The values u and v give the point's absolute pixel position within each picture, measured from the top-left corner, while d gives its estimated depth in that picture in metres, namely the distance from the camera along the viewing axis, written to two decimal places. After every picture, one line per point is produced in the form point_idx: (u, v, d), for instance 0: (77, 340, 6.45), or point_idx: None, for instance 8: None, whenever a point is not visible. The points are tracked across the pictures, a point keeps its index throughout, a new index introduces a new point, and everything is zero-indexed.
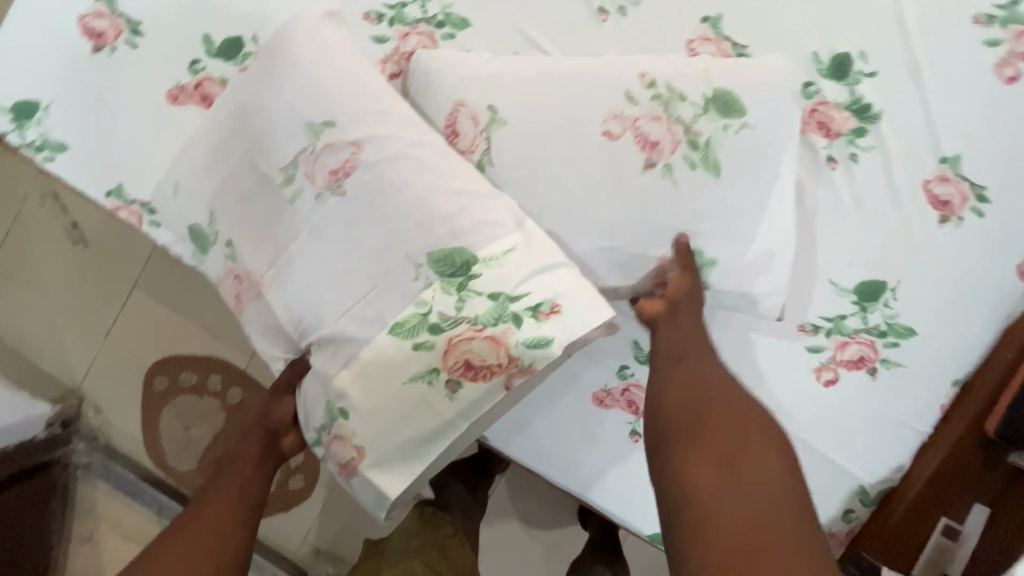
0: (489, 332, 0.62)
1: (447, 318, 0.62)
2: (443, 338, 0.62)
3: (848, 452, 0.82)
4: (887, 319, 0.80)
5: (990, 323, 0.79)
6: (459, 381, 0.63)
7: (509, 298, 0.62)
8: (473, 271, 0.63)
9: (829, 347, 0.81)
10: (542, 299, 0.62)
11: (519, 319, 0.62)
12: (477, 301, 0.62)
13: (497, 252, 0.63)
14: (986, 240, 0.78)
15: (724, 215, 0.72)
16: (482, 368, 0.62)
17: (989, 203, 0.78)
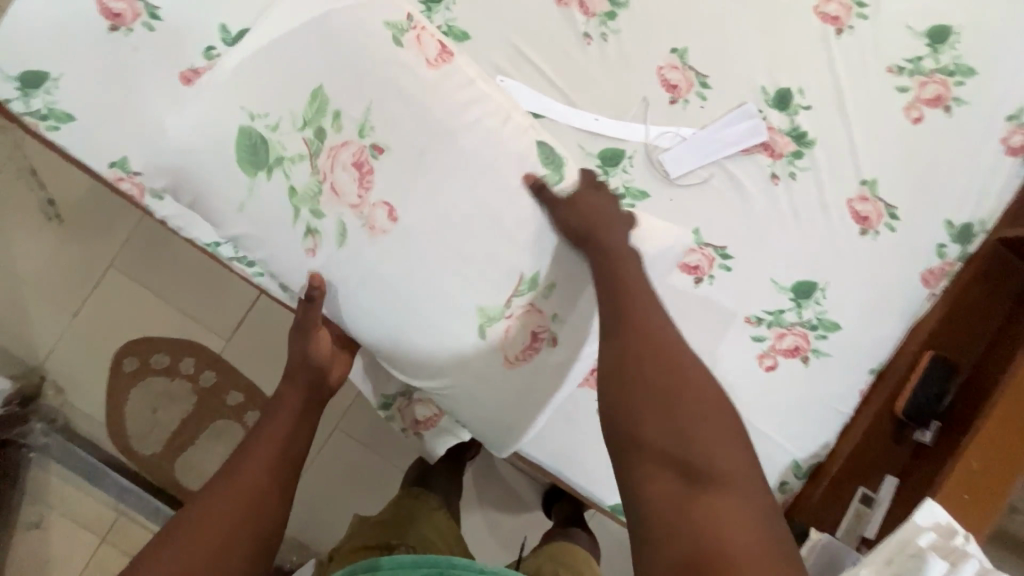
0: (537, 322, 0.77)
1: (505, 307, 0.76)
2: (502, 324, 0.76)
3: (786, 431, 0.94)
4: (818, 314, 0.93)
5: (900, 321, 0.94)
6: (516, 358, 0.78)
7: (548, 295, 0.76)
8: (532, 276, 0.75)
9: (770, 337, 0.93)
10: (554, 284, 0.76)
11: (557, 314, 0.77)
12: (522, 297, 0.76)
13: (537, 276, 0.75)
14: (898, 249, 0.93)
15: (691, 141, 0.92)
16: (529, 347, 0.78)
17: (899, 220, 0.93)
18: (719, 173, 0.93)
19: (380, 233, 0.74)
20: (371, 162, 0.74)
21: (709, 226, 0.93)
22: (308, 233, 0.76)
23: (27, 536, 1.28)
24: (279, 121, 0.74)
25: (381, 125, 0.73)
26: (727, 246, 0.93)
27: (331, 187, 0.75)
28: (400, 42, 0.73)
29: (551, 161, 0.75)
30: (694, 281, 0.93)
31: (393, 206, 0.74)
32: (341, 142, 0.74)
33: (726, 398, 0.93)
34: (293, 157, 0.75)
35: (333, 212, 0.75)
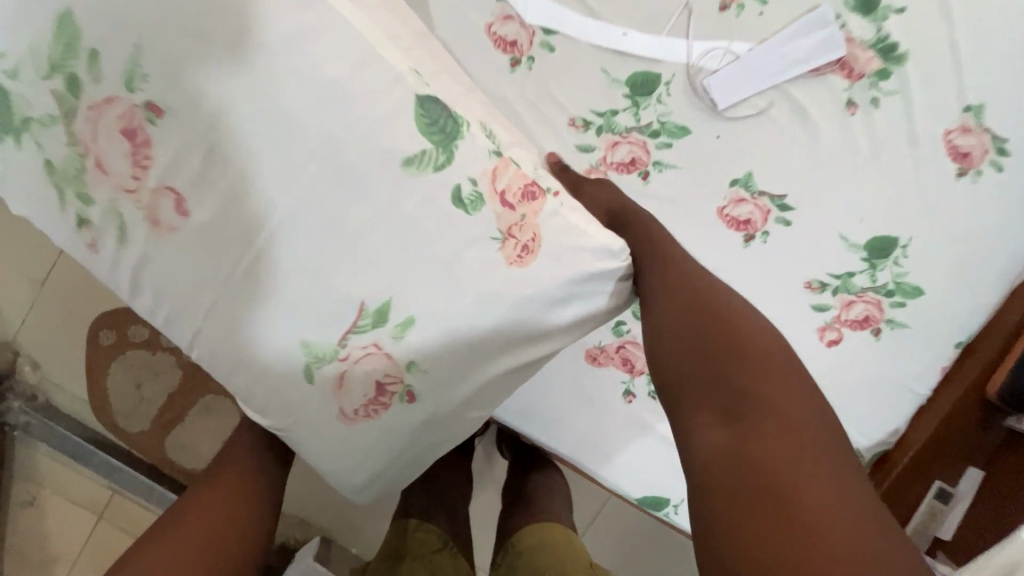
0: (386, 372, 0.49)
1: (340, 346, 0.49)
2: (334, 370, 0.50)
3: (847, 416, 0.79)
4: (896, 278, 0.76)
5: (1001, 283, 0.76)
6: (359, 413, 0.51)
7: (399, 331, 0.48)
8: (383, 305, 0.48)
9: (835, 307, 0.77)
10: (412, 320, 0.48)
11: (414, 363, 0.49)
12: (364, 334, 0.49)
13: (386, 310, 0.48)
14: (1004, 194, 0.74)
15: (746, 60, 0.73)
16: (373, 402, 0.51)
17: (1010, 157, 0.73)
18: (779, 101, 0.74)
19: (167, 233, 0.49)
20: (149, 130, 0.47)
21: (765, 170, 0.74)
22: (80, 224, 0.51)
23: (21, 514, 1.23)
24: (20, 66, 0.47)
25: (158, 73, 0.45)
26: (787, 194, 0.75)
27: (96, 163, 0.49)
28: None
29: (437, 129, 0.45)
30: (743, 239, 0.76)
31: (183, 195, 0.48)
32: (102, 97, 0.47)
33: None
34: (43, 119, 0.48)
35: (104, 199, 0.50)
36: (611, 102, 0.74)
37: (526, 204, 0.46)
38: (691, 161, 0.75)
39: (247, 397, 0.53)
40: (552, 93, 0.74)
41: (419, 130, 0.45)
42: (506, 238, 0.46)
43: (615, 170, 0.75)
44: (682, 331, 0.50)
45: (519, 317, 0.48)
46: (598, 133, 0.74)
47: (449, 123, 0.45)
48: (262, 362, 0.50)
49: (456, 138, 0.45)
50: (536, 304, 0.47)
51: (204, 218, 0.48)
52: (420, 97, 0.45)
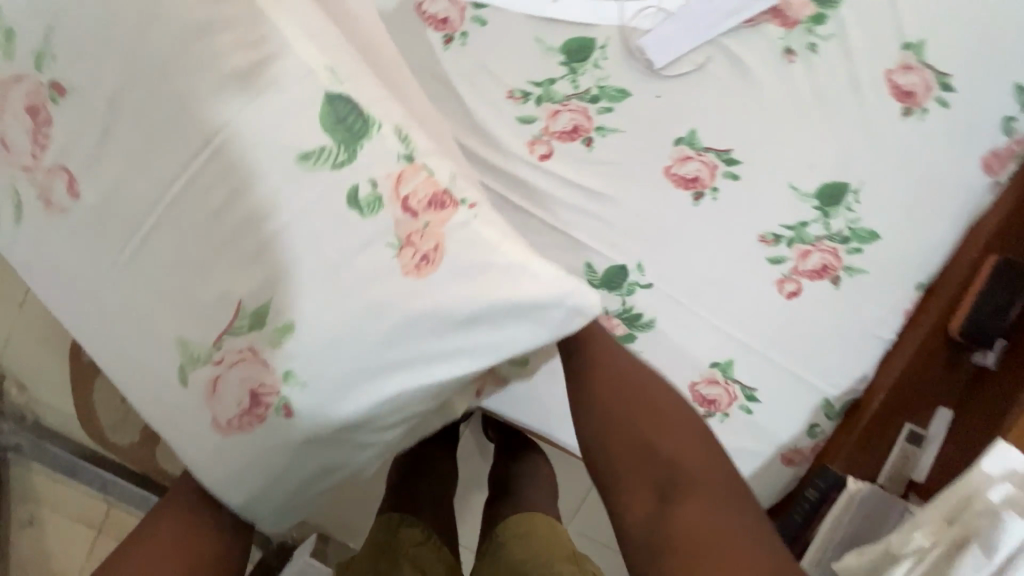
0: (262, 380, 0.47)
1: (215, 345, 0.47)
2: (209, 370, 0.48)
3: (813, 367, 0.79)
4: (851, 224, 0.75)
5: (955, 221, 0.76)
6: (235, 420, 0.48)
7: (271, 335, 0.46)
8: (261, 305, 0.46)
9: (791, 258, 0.76)
10: (290, 325, 0.45)
11: (289, 370, 0.46)
12: (240, 336, 0.47)
13: (262, 314, 0.46)
14: (951, 131, 0.74)
15: (679, 17, 0.72)
16: (246, 410, 0.48)
17: (953, 92, 0.73)
18: (717, 56, 0.73)
19: (57, 213, 0.51)
20: (50, 109, 0.49)
21: (709, 126, 0.74)
22: None
23: (24, 533, 1.24)
24: None
25: (64, 59, 0.48)
26: (732, 149, 0.74)
27: (3, 141, 0.52)
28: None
29: (344, 127, 0.45)
30: (693, 197, 0.75)
31: (76, 176, 0.50)
32: (13, 76, 0.50)
33: (738, 335, 0.78)
34: None
35: (9, 175, 0.52)
36: (548, 71, 0.74)
37: (431, 212, 0.46)
38: (634, 124, 0.74)
39: (134, 384, 0.52)
40: (487, 66, 0.74)
41: (325, 128, 0.44)
42: (403, 245, 0.45)
43: (558, 138, 0.74)
44: (618, 426, 0.55)
45: (405, 335, 0.45)
46: (538, 103, 0.74)
47: (359, 122, 0.45)
48: (153, 343, 0.50)
49: (364, 139, 0.45)
50: (437, 323, 0.45)
51: (91, 199, 0.49)
52: (330, 95, 0.44)
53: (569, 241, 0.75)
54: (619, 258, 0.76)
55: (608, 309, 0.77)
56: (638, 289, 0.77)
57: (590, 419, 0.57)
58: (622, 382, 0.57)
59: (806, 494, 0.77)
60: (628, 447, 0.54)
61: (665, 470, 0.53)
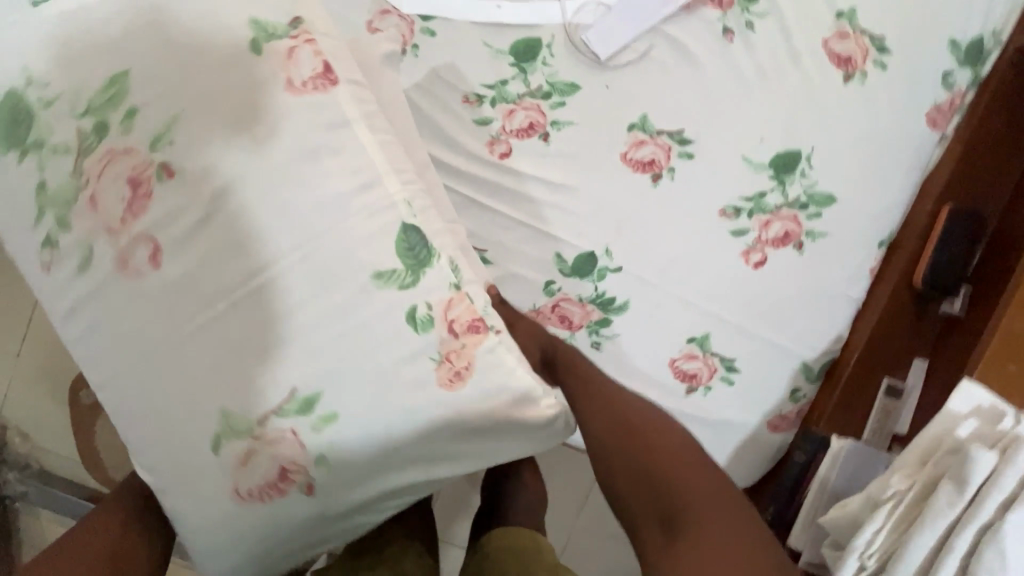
0: (301, 471, 0.52)
1: (255, 428, 0.51)
2: (247, 443, 0.51)
3: (788, 333, 0.80)
4: (807, 190, 0.78)
5: (908, 176, 0.78)
6: (260, 494, 0.52)
7: (314, 428, 0.50)
8: (310, 396, 0.50)
9: (754, 229, 0.78)
10: (334, 417, 0.50)
11: (325, 459, 0.51)
12: (285, 419, 0.50)
13: (301, 411, 0.50)
14: (892, 91, 0.76)
15: (619, 9, 0.76)
16: (268, 486, 0.52)
17: (889, 54, 0.76)
18: (659, 42, 0.76)
19: (134, 277, 0.51)
20: (153, 185, 0.50)
21: (659, 109, 0.77)
22: (46, 244, 0.53)
23: None
24: (59, 98, 0.50)
25: (184, 143, 0.49)
26: (684, 129, 0.77)
27: (89, 197, 0.51)
28: (263, 49, 0.49)
29: (412, 255, 0.50)
30: (652, 179, 0.78)
31: (162, 249, 0.50)
32: (124, 147, 0.50)
33: (711, 308, 0.80)
34: (58, 148, 0.51)
35: (84, 230, 0.51)
36: (500, 73, 0.77)
37: (469, 336, 0.50)
38: (587, 114, 0.77)
39: (165, 448, 0.53)
40: (442, 74, 0.77)
41: (397, 254, 0.50)
42: (443, 360, 0.50)
43: (515, 136, 0.77)
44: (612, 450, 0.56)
45: (414, 434, 0.51)
46: (493, 105, 0.77)
47: (423, 252, 0.50)
48: (201, 399, 0.51)
49: (427, 266, 0.50)
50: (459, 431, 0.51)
51: (171, 275, 0.50)
52: (402, 224, 0.50)
53: (537, 235, 0.78)
54: (586, 245, 0.78)
55: (581, 296, 0.79)
56: (608, 273, 0.79)
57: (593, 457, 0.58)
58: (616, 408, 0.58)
59: (794, 458, 0.79)
60: (624, 470, 0.55)
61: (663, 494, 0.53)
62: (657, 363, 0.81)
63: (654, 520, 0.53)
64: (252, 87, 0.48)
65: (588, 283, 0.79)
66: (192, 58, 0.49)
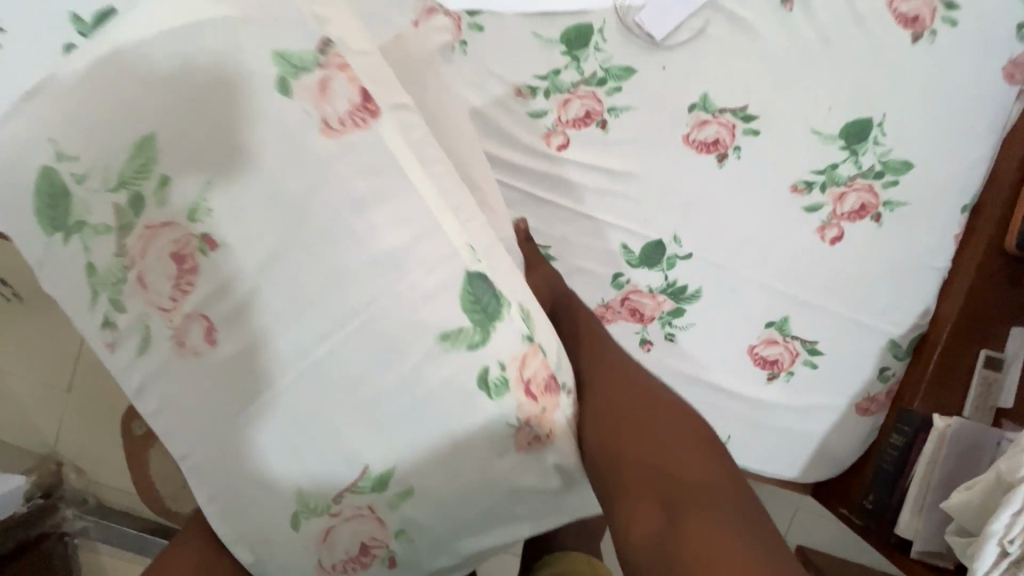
0: (377, 542, 0.50)
1: (328, 506, 0.48)
2: (321, 523, 0.49)
3: (871, 309, 0.77)
4: (881, 158, 0.74)
5: (988, 135, 0.74)
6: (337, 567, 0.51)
7: (394, 500, 0.49)
8: (385, 475, 0.47)
9: (828, 203, 0.75)
10: (411, 493, 0.48)
11: (405, 533, 0.50)
12: (360, 496, 0.48)
13: (373, 487, 0.48)
14: (965, 47, 0.73)
15: None
16: (349, 559, 0.51)
17: (959, 9, 0.72)
18: (715, 17, 0.73)
19: (194, 357, 0.47)
20: (198, 259, 0.45)
21: (719, 86, 0.74)
22: (104, 326, 0.47)
23: None
24: (90, 170, 0.44)
25: (230, 210, 0.44)
26: (747, 105, 0.74)
27: (139, 276, 0.46)
28: (293, 87, 0.43)
29: (480, 308, 0.45)
30: (716, 159, 0.75)
31: (218, 327, 0.46)
32: (162, 220, 0.44)
33: (789, 290, 0.76)
34: (98, 226, 0.45)
35: (136, 311, 0.47)
36: (551, 63, 0.74)
37: (546, 396, 0.49)
38: (645, 97, 0.74)
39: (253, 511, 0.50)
40: (491, 69, 0.75)
41: (463, 309, 0.45)
42: (524, 426, 0.48)
43: (572, 126, 0.75)
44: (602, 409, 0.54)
45: (491, 495, 0.50)
46: (547, 96, 0.75)
47: (491, 303, 0.46)
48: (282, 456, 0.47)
49: (497, 319, 0.46)
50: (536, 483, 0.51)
51: (227, 356, 0.46)
52: (467, 272, 0.45)
53: (601, 226, 0.75)
54: (653, 233, 0.75)
55: (651, 287, 0.76)
56: (677, 261, 0.76)
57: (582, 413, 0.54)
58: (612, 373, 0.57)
59: (891, 441, 0.76)
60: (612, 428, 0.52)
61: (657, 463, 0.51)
62: (735, 350, 0.78)
63: (647, 485, 0.50)
64: (291, 137, 0.43)
65: (657, 274, 0.76)
66: (222, 111, 0.43)
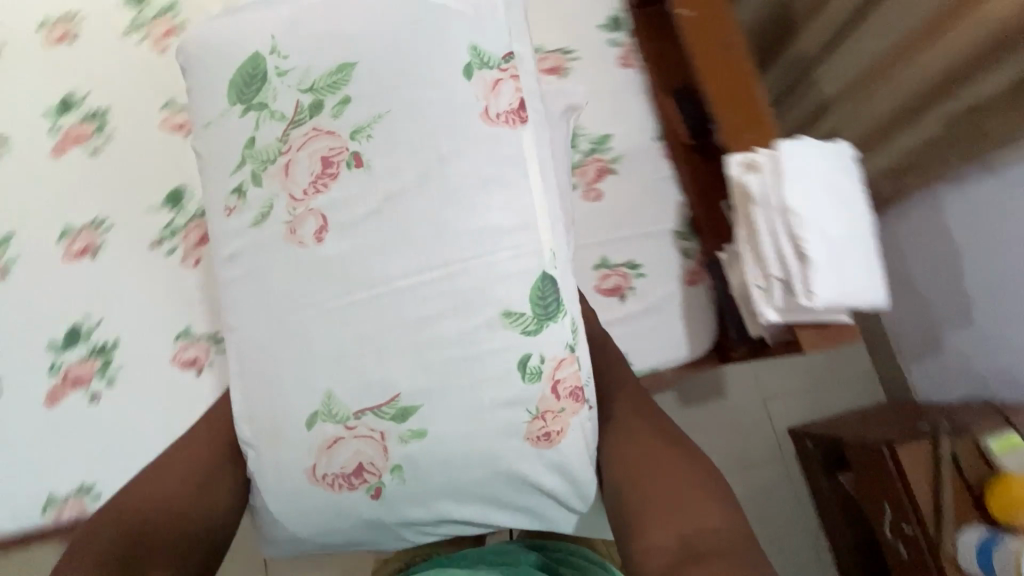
0: (375, 472, 0.73)
1: (351, 418, 0.71)
2: (342, 430, 0.72)
3: (649, 221, 1.09)
4: (590, 139, 1.12)
5: (637, 97, 1.15)
6: (333, 481, 0.73)
7: (399, 436, 0.71)
8: (411, 407, 0.71)
9: (579, 179, 1.11)
10: (422, 434, 0.71)
11: (398, 468, 0.72)
12: (381, 421, 0.71)
13: (389, 416, 0.71)
14: (592, 65, 1.17)
15: None
16: (347, 477, 0.73)
17: (578, 50, 1.17)
18: None
19: (296, 241, 0.75)
20: (341, 167, 0.74)
21: None
22: (236, 192, 0.78)
23: None
24: (297, 79, 0.76)
25: (378, 136, 0.73)
26: None
27: (285, 165, 0.75)
28: (473, 73, 0.74)
29: (542, 304, 0.71)
30: None
31: (328, 229, 0.74)
32: (330, 128, 0.74)
33: (593, 239, 1.08)
34: (275, 114, 0.76)
35: (273, 189, 0.76)
36: None
37: (567, 400, 0.73)
38: None
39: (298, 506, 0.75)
40: None
41: (531, 298, 0.71)
42: (537, 416, 0.72)
43: None
44: (624, 451, 0.79)
45: (463, 477, 0.73)
46: None
47: (552, 306, 0.72)
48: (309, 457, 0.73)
49: (550, 318, 0.72)
50: (476, 427, 0.71)
51: (324, 251, 0.74)
52: (542, 272, 0.72)
53: None
54: None
55: None
56: None
57: (611, 456, 0.80)
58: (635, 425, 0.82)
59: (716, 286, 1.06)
60: (629, 464, 0.78)
61: (659, 487, 0.74)
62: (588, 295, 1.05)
63: (652, 504, 0.73)
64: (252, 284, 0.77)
65: None
66: (410, 52, 0.74)
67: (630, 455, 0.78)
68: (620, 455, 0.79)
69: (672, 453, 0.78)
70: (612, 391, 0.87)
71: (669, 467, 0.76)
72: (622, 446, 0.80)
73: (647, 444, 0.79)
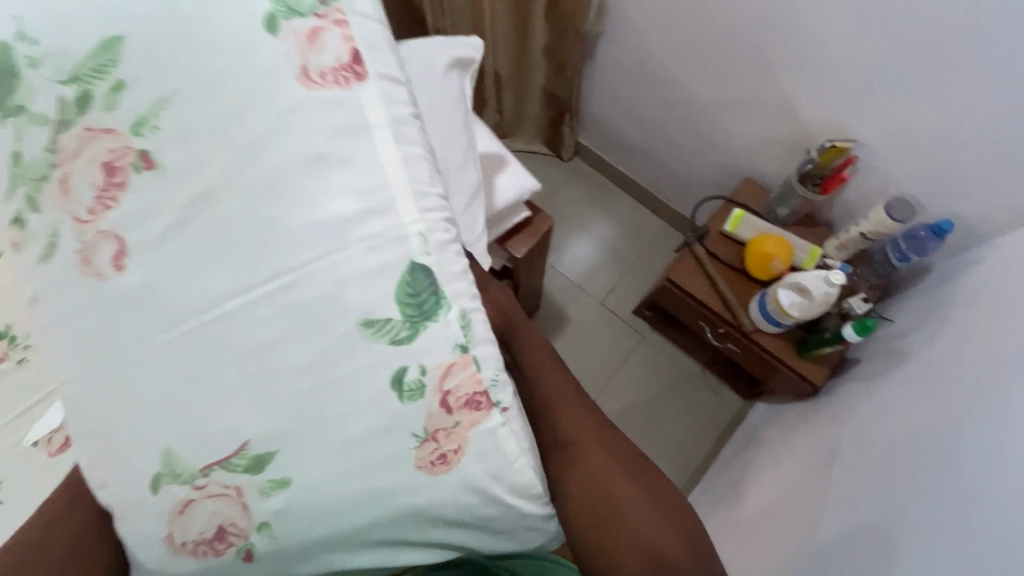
0: (242, 531, 0.63)
1: (204, 473, 0.62)
2: (194, 489, 0.62)
3: None
4: None
5: None
6: (196, 546, 0.64)
7: (258, 479, 0.62)
8: (269, 453, 0.62)
9: None
10: (287, 479, 0.62)
11: (265, 521, 0.63)
12: (234, 474, 0.62)
13: (243, 465, 0.62)
14: None
15: None
16: (213, 538, 0.63)
17: None
18: None
19: (92, 271, 0.64)
20: (127, 172, 0.63)
21: None
22: (18, 219, 0.67)
23: None
24: (50, 69, 0.64)
25: (169, 127, 0.63)
26: None
27: (61, 178, 0.65)
28: (280, 23, 0.65)
29: (413, 304, 0.64)
30: None
31: (125, 255, 0.63)
32: (103, 126, 0.64)
33: None
34: (36, 113, 0.65)
35: (54, 215, 0.65)
36: None
37: (463, 411, 0.65)
38: None
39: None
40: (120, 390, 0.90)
41: (398, 297, 0.63)
42: (428, 438, 0.63)
43: None
44: (573, 474, 0.73)
45: (347, 539, 0.64)
46: None
47: (427, 307, 0.64)
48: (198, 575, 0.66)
49: (428, 317, 0.64)
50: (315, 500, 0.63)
51: (129, 281, 0.63)
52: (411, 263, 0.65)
53: None
54: None
55: None
56: None
57: (563, 479, 0.73)
58: (585, 446, 0.75)
59: None
60: (581, 489, 0.72)
61: (614, 515, 0.70)
62: None
63: (610, 537, 0.70)
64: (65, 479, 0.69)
65: None
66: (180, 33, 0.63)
67: (581, 478, 0.73)
68: (570, 478, 0.73)
69: (624, 477, 0.73)
70: (549, 402, 0.79)
71: (623, 493, 0.72)
72: (571, 468, 0.74)
73: (599, 469, 0.73)
